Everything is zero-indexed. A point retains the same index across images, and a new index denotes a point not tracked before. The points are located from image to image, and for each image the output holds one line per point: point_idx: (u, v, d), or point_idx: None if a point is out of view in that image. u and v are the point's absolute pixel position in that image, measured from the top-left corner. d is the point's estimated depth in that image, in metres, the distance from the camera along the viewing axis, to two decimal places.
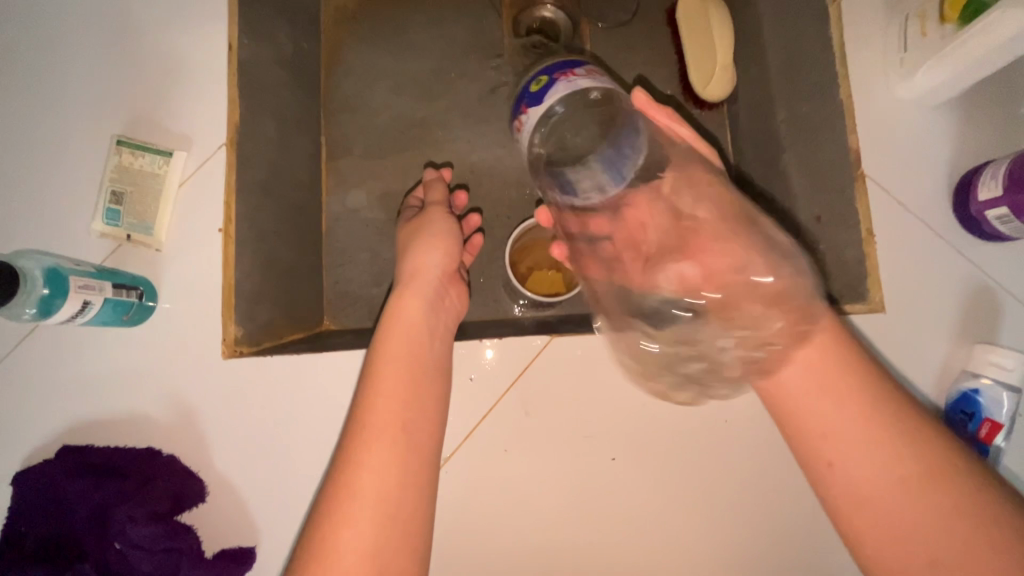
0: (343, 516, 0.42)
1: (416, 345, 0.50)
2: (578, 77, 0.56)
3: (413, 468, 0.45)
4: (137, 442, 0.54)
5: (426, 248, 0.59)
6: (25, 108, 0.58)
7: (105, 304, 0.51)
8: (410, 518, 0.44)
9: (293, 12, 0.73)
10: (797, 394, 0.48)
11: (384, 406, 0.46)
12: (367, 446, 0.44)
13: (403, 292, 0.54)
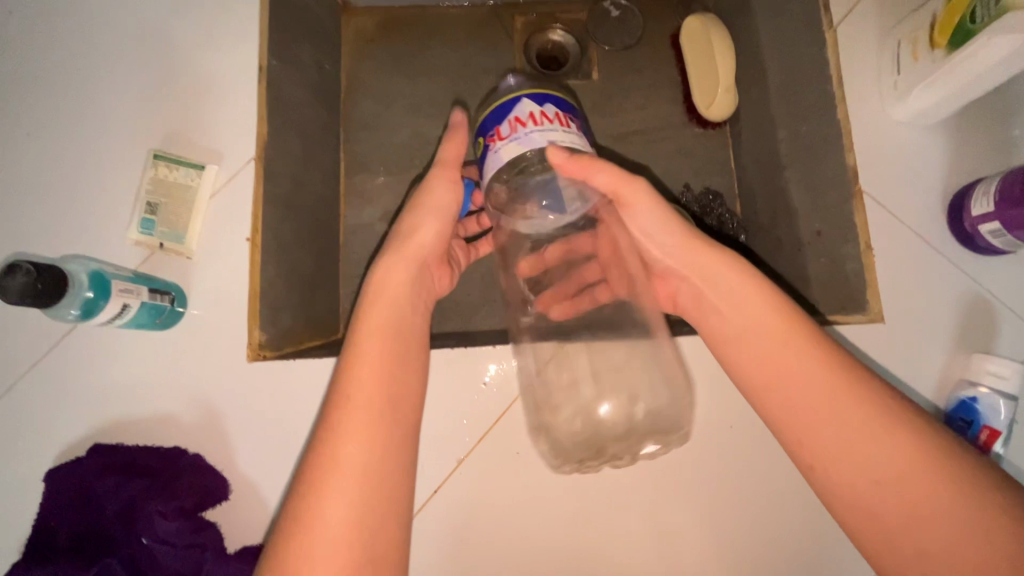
0: (322, 482, 0.45)
1: (396, 316, 0.52)
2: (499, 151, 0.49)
3: (389, 440, 0.47)
4: (164, 442, 0.56)
5: (423, 216, 0.55)
6: (68, 123, 0.61)
7: (142, 307, 0.54)
8: (387, 488, 0.46)
9: (317, 35, 0.78)
10: (767, 382, 0.50)
11: (365, 376, 0.48)
12: (347, 413, 0.47)
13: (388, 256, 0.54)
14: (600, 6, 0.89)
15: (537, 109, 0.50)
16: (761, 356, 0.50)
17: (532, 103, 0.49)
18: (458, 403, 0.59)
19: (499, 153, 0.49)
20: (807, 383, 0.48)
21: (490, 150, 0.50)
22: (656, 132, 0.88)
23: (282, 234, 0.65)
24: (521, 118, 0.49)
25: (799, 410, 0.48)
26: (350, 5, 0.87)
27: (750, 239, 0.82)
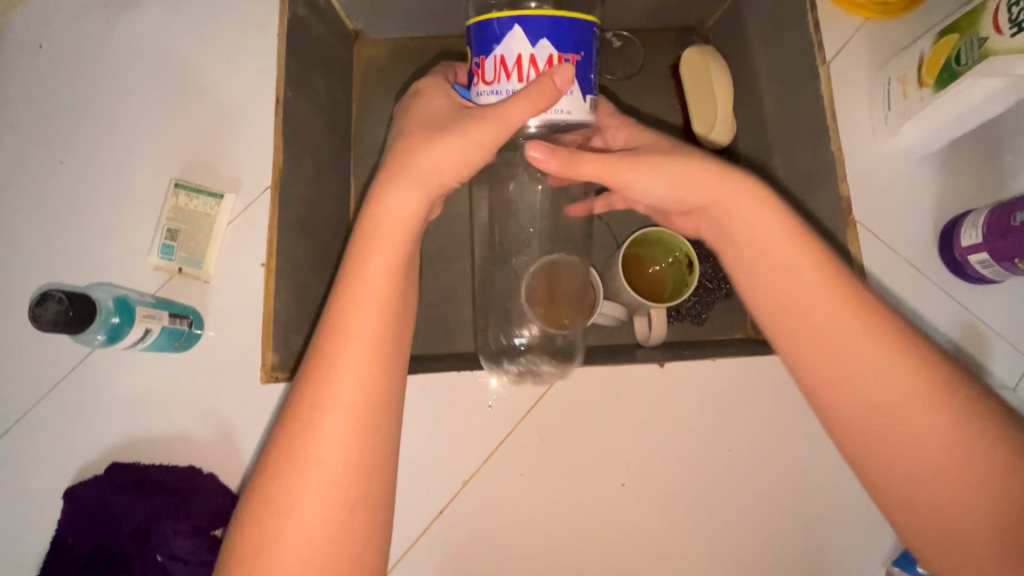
0: (311, 419, 0.44)
1: (393, 245, 0.48)
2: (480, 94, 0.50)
3: (382, 381, 0.46)
4: (180, 461, 0.58)
5: (428, 158, 0.49)
6: (92, 151, 0.64)
7: (163, 331, 0.56)
8: (378, 427, 0.46)
9: (329, 65, 0.81)
10: (798, 314, 0.48)
11: (368, 305, 0.46)
12: (338, 347, 0.45)
13: (389, 183, 0.49)
14: (604, 36, 0.91)
15: (527, 53, 0.47)
16: (794, 294, 0.49)
17: (519, 43, 0.47)
18: (464, 425, 0.60)
19: (478, 99, 0.50)
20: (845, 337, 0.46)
21: (473, 86, 0.51)
22: None
23: (296, 258, 0.67)
24: (507, 61, 0.48)
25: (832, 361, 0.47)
26: (361, 35, 0.90)
27: None
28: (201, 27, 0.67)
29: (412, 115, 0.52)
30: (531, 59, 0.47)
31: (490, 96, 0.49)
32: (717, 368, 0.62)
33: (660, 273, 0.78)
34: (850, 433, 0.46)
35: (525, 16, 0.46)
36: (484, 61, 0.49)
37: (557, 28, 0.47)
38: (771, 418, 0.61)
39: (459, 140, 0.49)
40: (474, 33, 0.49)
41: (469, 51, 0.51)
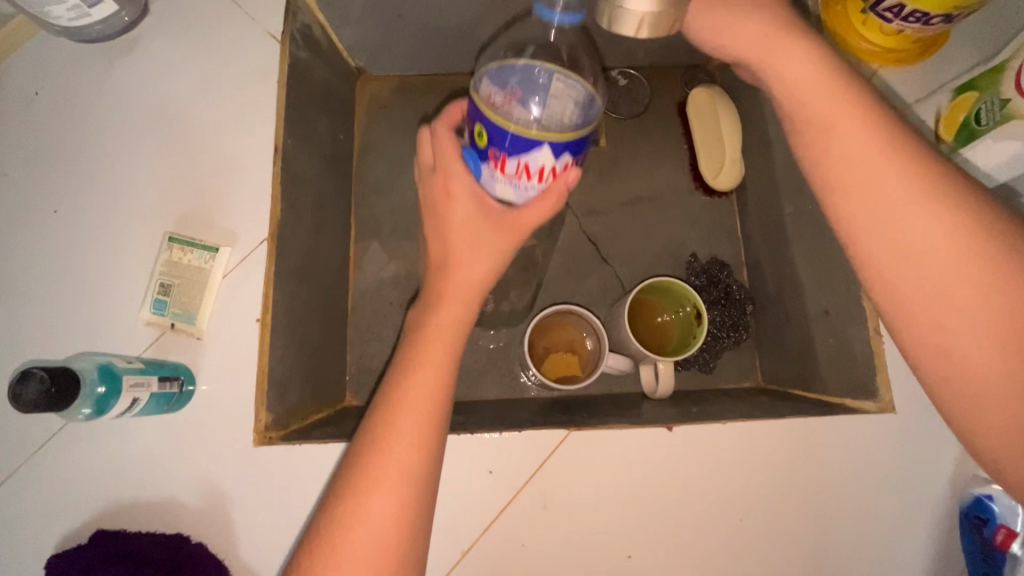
0: (368, 484, 0.43)
1: (450, 330, 0.49)
2: (494, 185, 0.50)
3: (434, 450, 0.46)
4: (167, 529, 0.56)
5: (468, 272, 0.51)
6: (85, 200, 0.62)
7: (151, 398, 0.54)
8: (425, 490, 0.45)
9: (331, 106, 0.79)
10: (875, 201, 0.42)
11: (426, 370, 0.47)
12: (394, 419, 0.45)
13: (438, 299, 0.50)
14: (609, 74, 0.90)
15: (551, 165, 0.47)
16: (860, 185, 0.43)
17: (547, 161, 0.46)
18: (462, 492, 0.58)
19: (494, 189, 0.51)
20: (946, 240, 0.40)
21: (487, 168, 0.50)
22: (663, 199, 0.89)
23: (292, 309, 0.66)
24: (529, 168, 0.47)
25: (904, 230, 0.41)
26: (364, 72, 0.89)
27: (757, 310, 0.82)
28: (200, 73, 0.66)
29: (443, 225, 0.52)
30: (553, 168, 0.48)
31: (505, 186, 0.50)
32: (727, 432, 0.60)
33: (666, 322, 0.77)
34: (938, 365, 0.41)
35: (555, 138, 0.45)
36: (505, 158, 0.47)
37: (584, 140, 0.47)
38: (783, 485, 0.59)
39: (510, 235, 0.51)
40: (497, 128, 0.46)
41: (483, 134, 0.48)
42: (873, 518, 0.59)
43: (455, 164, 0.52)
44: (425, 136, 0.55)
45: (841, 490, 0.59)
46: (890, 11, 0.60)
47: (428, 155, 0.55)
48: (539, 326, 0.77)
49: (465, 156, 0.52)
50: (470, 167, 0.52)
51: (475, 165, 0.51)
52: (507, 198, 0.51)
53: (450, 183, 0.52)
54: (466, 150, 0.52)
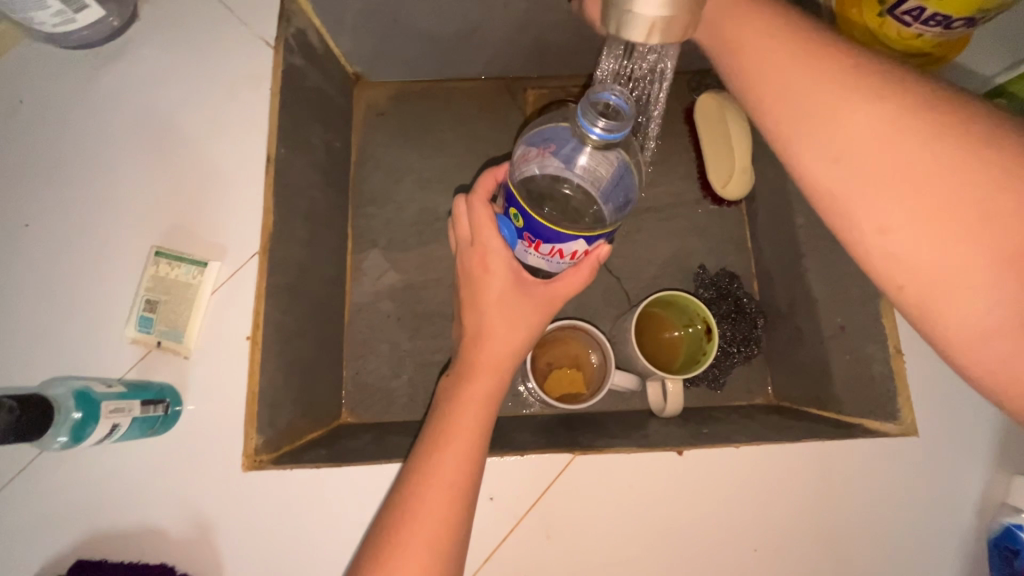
0: (393, 559, 0.43)
1: (481, 400, 0.49)
2: (528, 257, 0.51)
3: (462, 527, 0.46)
4: (151, 560, 0.53)
5: (501, 348, 0.51)
6: (70, 213, 0.60)
7: (133, 423, 0.51)
8: (455, 557, 0.45)
9: (327, 114, 0.77)
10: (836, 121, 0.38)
11: (458, 440, 0.47)
12: (422, 500, 0.45)
13: (470, 372, 0.50)
14: None
15: (584, 249, 0.48)
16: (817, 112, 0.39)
17: (582, 248, 0.47)
18: None
19: (525, 260, 0.51)
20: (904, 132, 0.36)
21: (521, 245, 0.49)
22: (670, 209, 0.86)
23: (284, 326, 0.63)
24: (563, 252, 0.48)
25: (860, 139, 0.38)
26: (361, 79, 0.87)
27: (769, 324, 0.79)
28: (190, 80, 0.64)
29: (477, 299, 0.52)
30: (585, 251, 0.49)
31: (538, 260, 0.50)
32: (740, 456, 0.57)
33: (675, 338, 0.74)
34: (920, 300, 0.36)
35: (592, 233, 0.46)
36: (540, 243, 0.47)
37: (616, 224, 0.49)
38: (800, 512, 0.56)
39: (547, 307, 0.52)
40: (532, 220, 0.45)
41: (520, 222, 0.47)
42: (894, 549, 0.55)
43: (493, 240, 0.52)
44: (459, 207, 0.55)
45: (860, 519, 0.56)
46: (909, 14, 0.58)
47: (464, 227, 0.55)
48: (545, 339, 0.74)
49: (497, 225, 0.51)
50: (505, 239, 0.51)
51: (510, 237, 0.50)
52: (541, 266, 0.52)
53: (487, 259, 0.52)
54: (501, 224, 0.51)
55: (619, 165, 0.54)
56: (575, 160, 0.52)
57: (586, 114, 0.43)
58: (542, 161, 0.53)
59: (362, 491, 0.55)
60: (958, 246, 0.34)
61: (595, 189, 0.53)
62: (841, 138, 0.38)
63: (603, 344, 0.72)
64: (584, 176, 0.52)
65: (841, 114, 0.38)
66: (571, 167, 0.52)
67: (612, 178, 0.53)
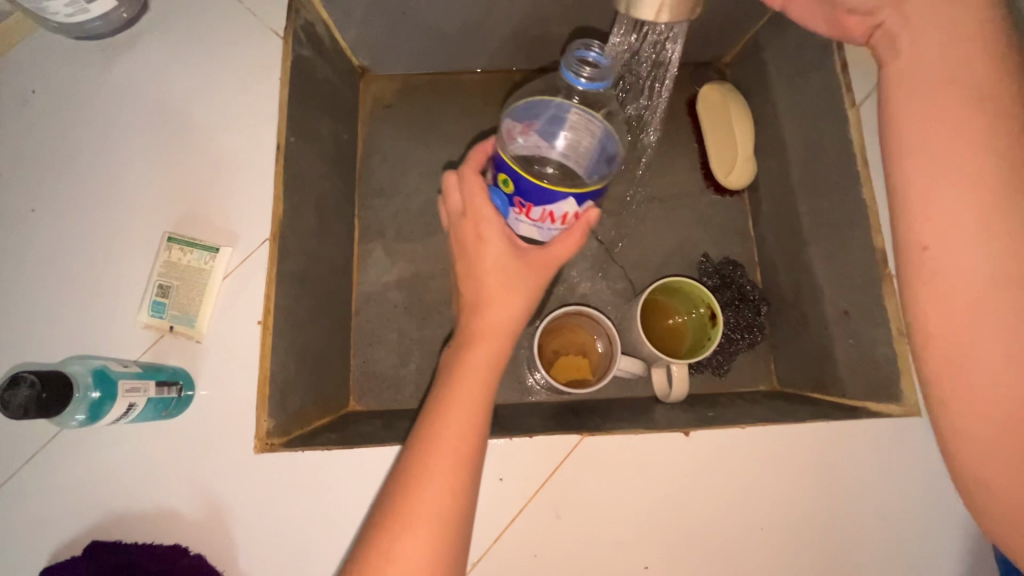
0: (400, 527, 0.41)
1: (483, 370, 0.47)
2: (518, 223, 0.53)
3: (469, 494, 0.44)
4: (164, 541, 0.53)
5: (502, 313, 0.50)
6: (83, 201, 0.61)
7: (148, 403, 0.52)
8: (461, 538, 0.43)
9: (334, 105, 0.78)
10: (937, 111, 0.38)
11: (461, 414, 0.45)
12: (429, 464, 0.43)
13: (471, 339, 0.49)
14: None
15: (573, 212, 0.50)
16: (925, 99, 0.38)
17: (570, 209, 0.49)
18: None
19: (517, 227, 0.53)
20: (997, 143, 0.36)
21: (512, 212, 0.52)
22: (674, 199, 0.87)
23: (293, 312, 0.64)
24: (553, 215, 0.50)
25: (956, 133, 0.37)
26: (367, 72, 0.88)
27: (772, 312, 0.80)
28: (201, 70, 0.64)
29: (473, 267, 0.51)
30: (575, 214, 0.51)
31: (529, 227, 0.53)
32: (747, 437, 0.57)
33: (679, 324, 0.75)
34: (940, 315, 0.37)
35: (579, 192, 0.48)
36: (531, 206, 0.50)
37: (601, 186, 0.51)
38: (805, 492, 0.57)
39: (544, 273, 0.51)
40: (523, 180, 0.48)
41: (511, 185, 0.50)
42: (899, 527, 0.56)
43: (484, 208, 0.52)
44: (449, 181, 0.56)
45: (865, 498, 0.57)
46: None
47: (455, 198, 0.55)
48: (551, 327, 0.74)
49: (490, 192, 0.54)
50: (497, 207, 0.54)
51: (502, 207, 0.53)
52: (530, 233, 0.54)
53: (481, 226, 0.52)
54: (493, 194, 0.53)
55: (602, 136, 0.53)
56: (556, 137, 0.53)
57: (570, 65, 0.45)
58: (526, 139, 0.54)
59: (374, 472, 0.56)
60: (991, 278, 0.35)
61: (579, 165, 0.54)
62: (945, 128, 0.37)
63: (607, 329, 0.73)
64: (565, 153, 0.53)
65: (942, 94, 0.38)
66: (552, 143, 0.53)
67: (595, 149, 0.54)
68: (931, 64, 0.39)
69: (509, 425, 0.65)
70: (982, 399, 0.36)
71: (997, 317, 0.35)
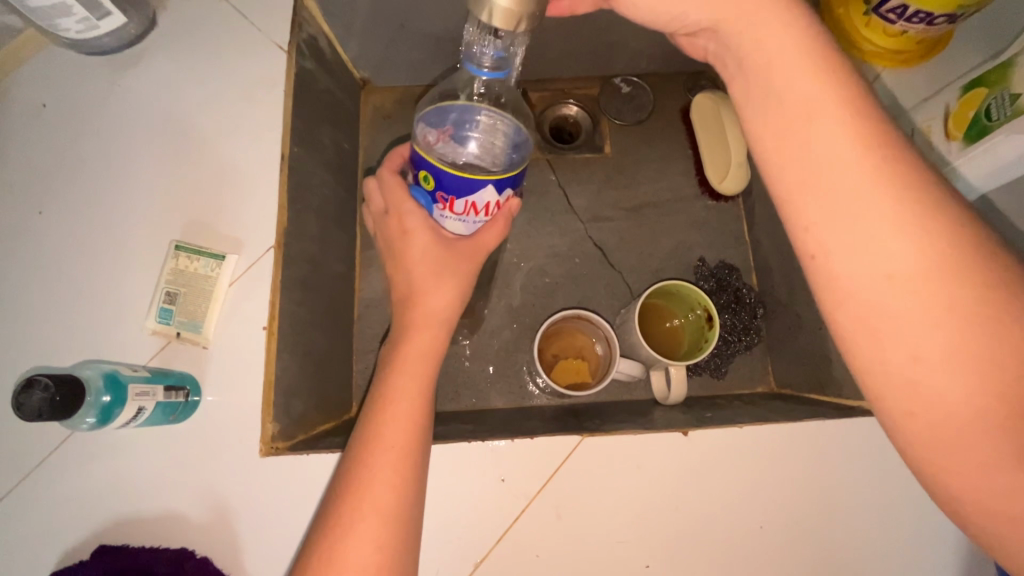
0: (348, 521, 0.44)
1: (419, 360, 0.53)
2: (444, 219, 0.55)
3: (414, 485, 0.47)
4: (170, 545, 0.54)
5: (437, 301, 0.55)
6: (93, 210, 0.62)
7: (157, 407, 0.53)
8: (409, 522, 0.46)
9: (337, 116, 0.80)
10: (795, 120, 0.41)
11: (399, 406, 0.49)
12: (371, 460, 0.47)
13: (410, 331, 0.54)
14: (612, 82, 0.91)
15: (495, 201, 0.52)
16: (786, 110, 0.41)
17: (492, 198, 0.51)
18: (476, 502, 0.56)
19: (443, 222, 0.55)
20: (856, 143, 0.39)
21: (437, 208, 0.54)
22: (670, 205, 0.88)
23: (297, 318, 0.65)
24: (476, 206, 0.52)
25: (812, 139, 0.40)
26: (369, 83, 0.90)
27: (768, 314, 0.81)
28: (207, 83, 0.66)
29: (404, 258, 0.57)
30: (498, 203, 0.53)
31: (455, 222, 0.54)
32: (744, 436, 0.58)
33: (677, 326, 0.76)
34: (851, 316, 0.40)
35: (496, 182, 0.50)
36: (453, 200, 0.51)
37: (521, 172, 0.52)
38: (801, 489, 0.57)
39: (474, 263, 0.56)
40: (443, 176, 0.50)
41: (430, 179, 0.51)
42: (895, 523, 0.57)
43: (405, 204, 0.57)
44: (371, 185, 0.63)
45: (861, 497, 0.57)
46: (894, 12, 0.62)
47: (378, 200, 0.63)
48: (551, 332, 0.76)
49: (412, 192, 0.57)
50: (421, 205, 0.56)
51: (425, 203, 0.55)
52: (455, 229, 0.56)
53: (405, 220, 0.57)
54: (413, 191, 0.57)
55: (508, 130, 0.56)
56: (465, 138, 0.55)
57: (472, 58, 0.47)
58: (444, 146, 0.54)
59: None
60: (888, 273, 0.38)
61: (489, 162, 0.56)
62: (804, 137, 0.41)
63: (603, 333, 0.73)
64: (477, 151, 0.56)
65: (802, 94, 0.41)
66: (463, 144, 0.55)
67: (502, 144, 0.57)
68: (786, 71, 0.41)
69: (510, 427, 0.66)
70: (909, 392, 0.38)
71: (902, 309, 0.38)
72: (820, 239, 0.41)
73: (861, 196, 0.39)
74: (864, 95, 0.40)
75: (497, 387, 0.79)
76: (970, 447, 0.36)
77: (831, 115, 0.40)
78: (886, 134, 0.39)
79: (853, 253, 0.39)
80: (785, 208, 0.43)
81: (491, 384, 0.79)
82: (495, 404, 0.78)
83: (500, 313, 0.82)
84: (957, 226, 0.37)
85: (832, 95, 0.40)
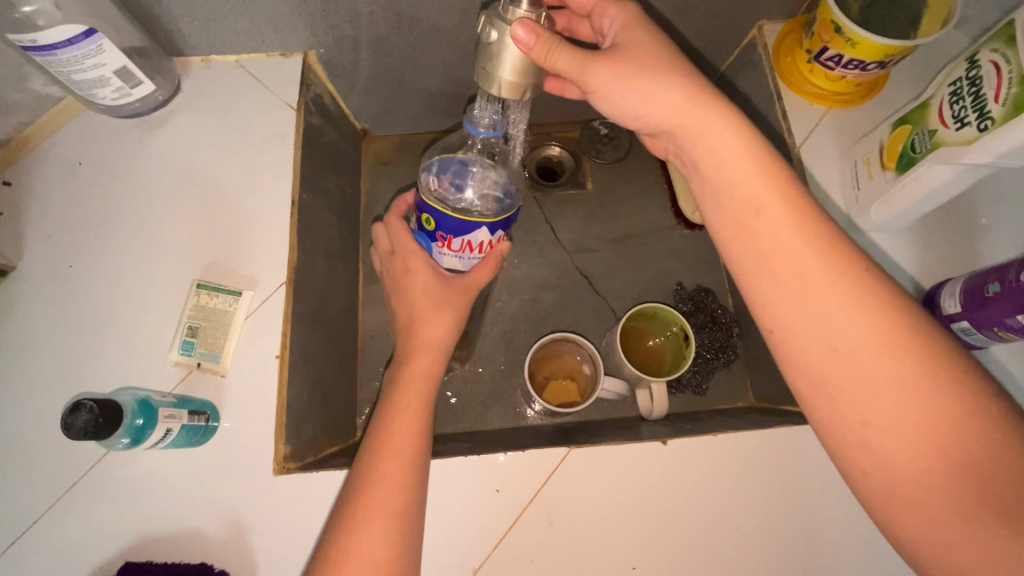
0: (358, 519, 0.49)
1: (420, 381, 0.59)
2: (444, 255, 0.61)
3: (416, 493, 0.52)
4: (191, 561, 0.58)
5: (434, 330, 0.62)
6: (124, 255, 0.69)
7: (182, 429, 0.59)
8: (410, 525, 0.51)
9: (340, 164, 0.88)
10: (749, 214, 0.51)
11: (404, 424, 0.55)
12: (378, 468, 0.52)
13: (411, 357, 0.61)
14: (591, 125, 0.99)
15: (488, 240, 0.58)
16: (741, 206, 0.52)
17: (487, 235, 0.57)
18: (472, 512, 0.61)
19: (441, 259, 0.61)
20: (800, 236, 0.49)
21: (437, 246, 0.60)
22: (649, 235, 0.96)
23: (306, 347, 0.71)
24: (472, 244, 0.58)
25: (763, 232, 0.50)
26: (369, 132, 0.99)
27: (743, 332, 0.88)
28: (226, 139, 0.74)
29: (405, 289, 0.64)
30: (490, 242, 0.59)
31: (452, 258, 0.61)
32: (720, 443, 0.63)
33: (657, 345, 0.82)
34: (806, 380, 0.49)
35: (490, 223, 0.56)
36: (451, 238, 0.58)
37: (512, 215, 0.58)
38: (774, 490, 0.62)
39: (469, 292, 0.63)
40: (442, 219, 0.56)
41: (431, 220, 0.58)
42: (863, 521, 0.61)
43: (411, 245, 0.65)
44: (381, 230, 0.70)
45: (830, 498, 0.62)
46: (831, 60, 0.71)
47: (385, 241, 0.70)
48: (541, 354, 0.81)
49: (416, 233, 0.64)
50: (425, 247, 0.63)
51: (427, 244, 0.63)
52: (455, 264, 0.62)
53: (409, 260, 0.65)
54: (416, 235, 0.64)
55: (500, 178, 0.64)
56: (465, 185, 0.63)
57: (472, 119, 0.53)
58: (445, 193, 0.61)
59: None
60: (833, 345, 0.47)
61: (486, 203, 0.62)
62: (759, 229, 0.51)
63: (590, 352, 0.79)
64: (475, 194, 0.62)
65: (753, 193, 0.51)
66: (461, 190, 0.62)
67: (497, 188, 0.63)
68: (739, 171, 0.52)
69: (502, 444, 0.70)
70: (856, 441, 0.46)
71: (845, 375, 0.46)
72: (775, 312, 0.50)
73: (806, 280, 0.48)
74: (803, 194, 0.51)
75: (493, 408, 0.84)
76: (910, 486, 0.44)
77: (778, 215, 0.50)
78: (821, 228, 0.49)
79: (803, 331, 0.48)
80: (747, 286, 0.52)
81: (487, 406, 0.84)
82: (491, 425, 0.83)
83: (494, 339, 0.88)
84: (885, 303, 0.47)
85: (775, 196, 0.50)
